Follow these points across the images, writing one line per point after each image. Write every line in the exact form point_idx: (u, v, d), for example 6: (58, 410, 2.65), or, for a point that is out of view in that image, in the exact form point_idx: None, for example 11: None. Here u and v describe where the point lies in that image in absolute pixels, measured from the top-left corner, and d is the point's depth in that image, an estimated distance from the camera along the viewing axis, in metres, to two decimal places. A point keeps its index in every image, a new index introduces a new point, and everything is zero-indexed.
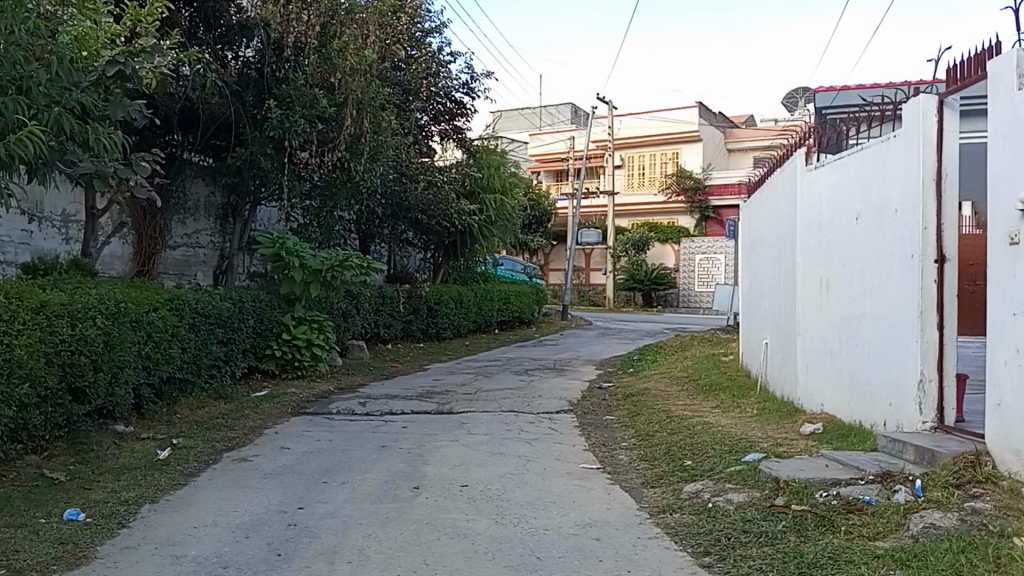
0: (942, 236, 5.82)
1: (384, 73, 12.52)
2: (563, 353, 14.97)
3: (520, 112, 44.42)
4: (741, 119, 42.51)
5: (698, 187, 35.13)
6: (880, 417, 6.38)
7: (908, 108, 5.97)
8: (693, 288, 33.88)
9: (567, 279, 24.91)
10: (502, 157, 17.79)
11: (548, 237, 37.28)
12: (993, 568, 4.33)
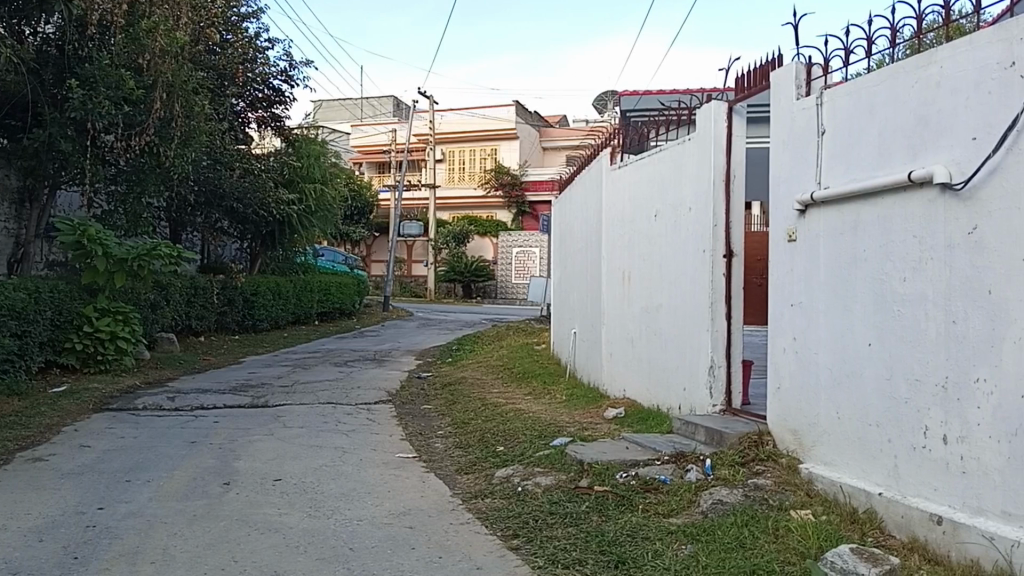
0: (730, 233, 6.20)
1: (197, 57, 12.16)
2: (385, 344, 15.05)
3: (342, 102, 43.94)
4: (556, 120, 44.83)
5: (515, 182, 36.18)
6: (676, 401, 6.78)
7: (701, 113, 6.32)
8: (510, 279, 34.18)
9: (387, 271, 25.18)
10: (322, 148, 17.76)
11: (372, 229, 37.10)
12: (771, 539, 4.61)
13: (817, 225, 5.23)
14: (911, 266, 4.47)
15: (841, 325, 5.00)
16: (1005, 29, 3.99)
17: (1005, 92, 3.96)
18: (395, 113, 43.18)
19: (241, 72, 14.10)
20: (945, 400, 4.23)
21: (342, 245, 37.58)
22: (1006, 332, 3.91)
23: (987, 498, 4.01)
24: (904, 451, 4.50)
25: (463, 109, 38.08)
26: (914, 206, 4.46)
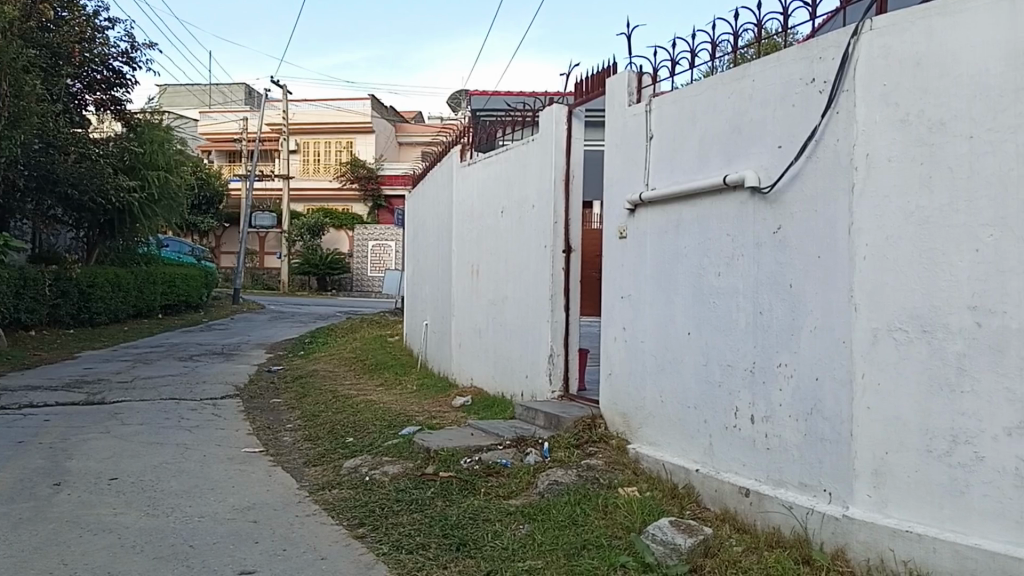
0: (569, 229, 6.54)
1: (28, 33, 11.38)
2: (234, 337, 14.67)
3: (190, 89, 42.17)
4: (412, 115, 45.03)
5: (371, 176, 36.04)
6: (519, 388, 7.08)
7: (544, 115, 6.63)
8: (365, 272, 34.04)
9: (238, 263, 24.49)
10: (165, 135, 17.46)
11: (222, 220, 35.77)
12: (601, 515, 4.85)
13: (646, 222, 5.57)
14: (724, 262, 4.83)
15: (665, 315, 5.35)
16: (806, 48, 4.31)
17: (805, 105, 4.30)
18: (248, 102, 41.86)
19: (77, 51, 13.32)
20: (753, 383, 4.59)
21: (193, 235, 35.97)
22: (804, 322, 4.28)
23: (787, 471, 4.38)
24: (718, 430, 4.86)
25: (321, 101, 37.55)
26: (728, 207, 4.81)
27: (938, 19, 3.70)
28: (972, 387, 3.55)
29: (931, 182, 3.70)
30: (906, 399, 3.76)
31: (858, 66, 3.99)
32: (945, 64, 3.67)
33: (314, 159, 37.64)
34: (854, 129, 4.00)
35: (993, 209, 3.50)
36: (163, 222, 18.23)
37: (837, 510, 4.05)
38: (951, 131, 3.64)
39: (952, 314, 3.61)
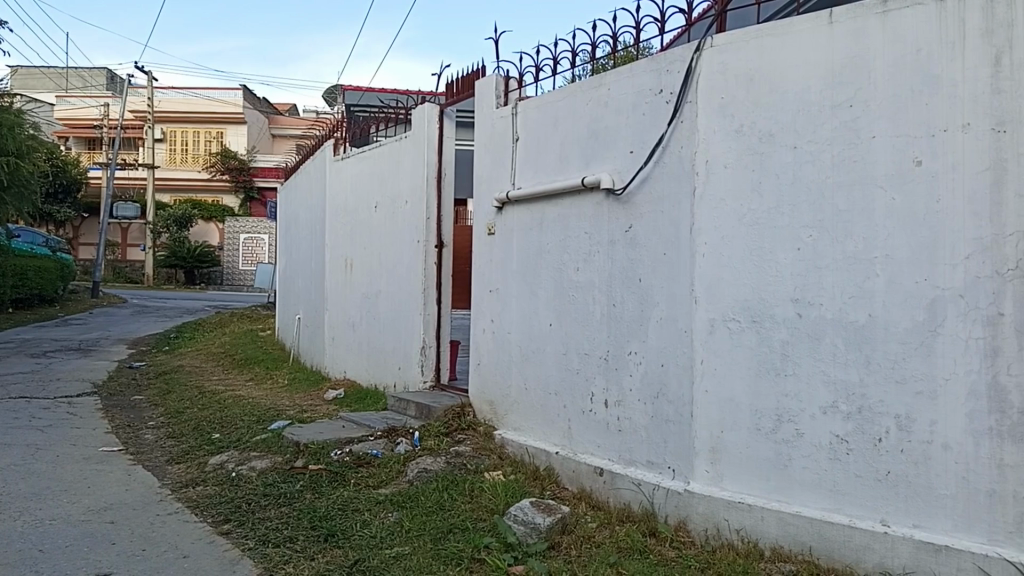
0: (441, 224, 6.72)
1: None
2: (93, 333, 14.00)
3: (43, 70, 39.54)
4: (287, 107, 44.04)
5: (241, 167, 34.88)
6: (392, 380, 7.20)
7: (416, 112, 6.78)
8: (238, 266, 32.98)
9: (98, 255, 23.25)
10: (16, 118, 16.47)
11: (80, 210, 33.74)
12: (466, 499, 4.98)
13: (512, 219, 5.82)
14: (582, 258, 5.11)
15: (530, 308, 5.61)
16: (655, 61, 4.59)
17: (654, 115, 4.58)
18: (109, 86, 39.65)
19: None
20: (607, 370, 4.89)
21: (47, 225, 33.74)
22: (651, 313, 4.58)
23: (637, 450, 4.68)
24: (576, 414, 5.15)
25: (190, 88, 36.08)
26: (587, 205, 5.09)
27: (769, 39, 4.01)
28: (794, 371, 3.90)
29: (761, 187, 4.02)
30: (739, 383, 4.10)
31: (700, 82, 4.28)
32: (774, 80, 3.99)
33: (182, 148, 36.08)
34: (695, 138, 4.30)
35: (812, 212, 3.84)
36: (14, 212, 17.13)
37: (679, 485, 4.36)
38: (778, 142, 3.97)
39: (777, 306, 3.96)
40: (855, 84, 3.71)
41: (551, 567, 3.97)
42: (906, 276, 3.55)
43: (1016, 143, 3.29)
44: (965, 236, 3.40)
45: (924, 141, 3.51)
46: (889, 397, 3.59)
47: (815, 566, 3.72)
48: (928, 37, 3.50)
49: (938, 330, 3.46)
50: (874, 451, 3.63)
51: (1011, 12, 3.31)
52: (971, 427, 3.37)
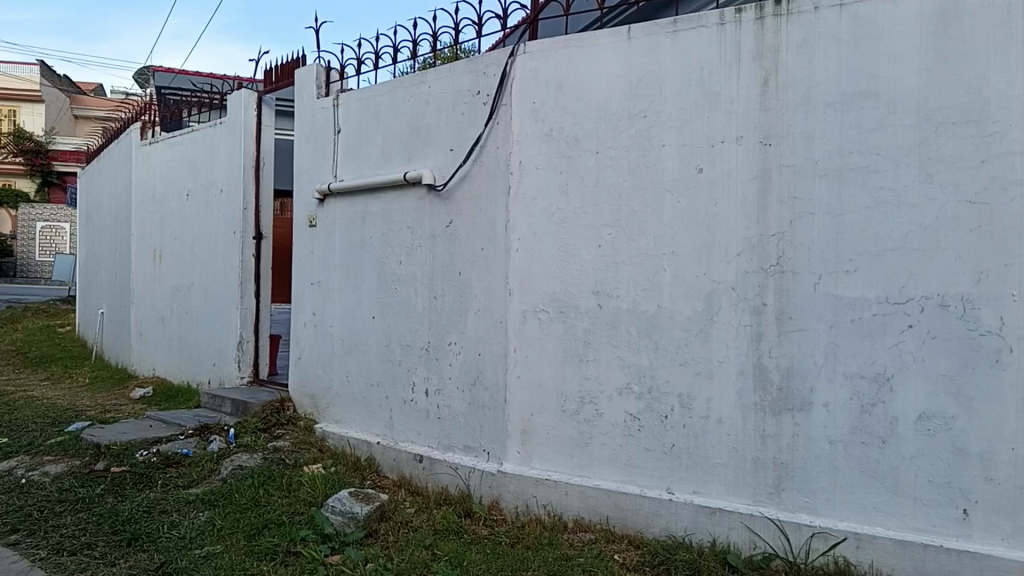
0: (259, 215, 6.59)
1: None
2: None
3: None
4: (92, 85, 40.91)
5: (37, 150, 31.72)
6: (206, 376, 6.97)
7: (232, 99, 6.61)
8: (32, 258, 30.14)
9: None
10: None
11: None
12: (284, 494, 4.89)
13: (333, 211, 5.83)
14: (404, 251, 5.22)
15: (350, 301, 5.65)
16: (473, 62, 4.79)
17: (471, 115, 4.78)
18: None
19: None
20: (427, 360, 5.04)
21: None
22: (468, 305, 4.77)
23: (454, 436, 4.86)
24: (397, 404, 5.26)
25: None
26: (407, 200, 5.21)
27: (576, 49, 4.32)
28: (595, 357, 4.24)
29: (568, 188, 4.33)
30: (548, 369, 4.39)
31: (513, 85, 4.52)
32: (579, 88, 4.30)
33: None
34: (509, 139, 4.53)
35: (611, 213, 4.19)
36: None
37: (493, 466, 4.59)
38: (582, 146, 4.29)
39: (581, 297, 4.28)
40: (649, 96, 4.09)
41: (367, 555, 4.03)
42: (690, 271, 3.97)
43: (778, 154, 3.76)
44: (737, 236, 3.85)
45: (705, 151, 3.94)
46: (674, 378, 4.01)
47: (611, 533, 4.10)
48: (710, 58, 3.93)
49: (714, 318, 3.90)
50: (661, 427, 4.05)
51: (776, 39, 3.77)
52: (740, 403, 3.84)
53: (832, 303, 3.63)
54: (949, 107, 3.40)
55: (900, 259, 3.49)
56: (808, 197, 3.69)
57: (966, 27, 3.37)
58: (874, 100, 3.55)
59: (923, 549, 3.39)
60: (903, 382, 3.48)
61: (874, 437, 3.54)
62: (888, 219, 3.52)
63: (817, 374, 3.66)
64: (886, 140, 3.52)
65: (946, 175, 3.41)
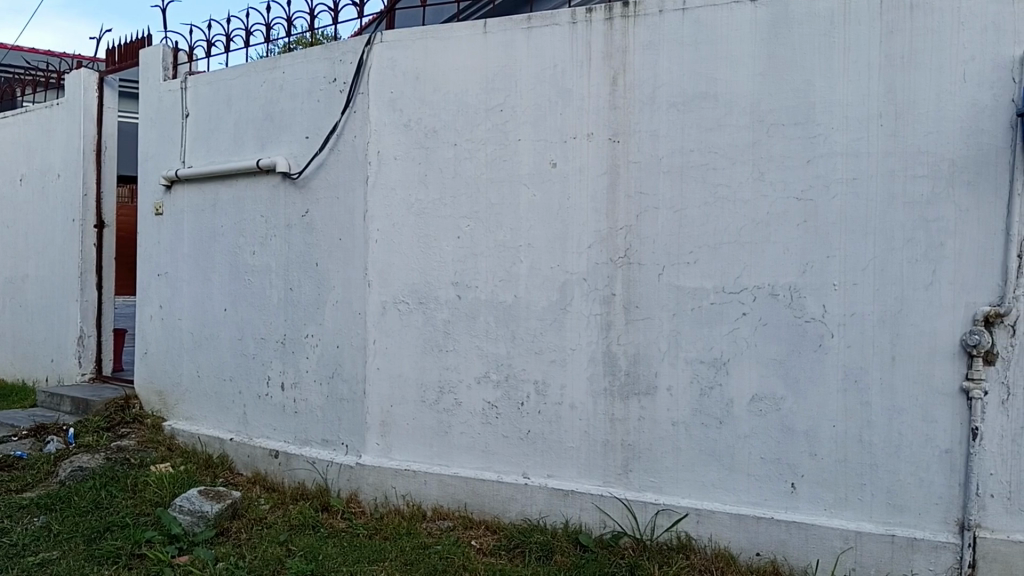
0: (101, 203, 6.23)
1: None
2: None
3: None
4: None
5: None
6: (43, 373, 6.52)
7: (70, 78, 6.22)
8: None
9: None
10: None
11: None
12: (129, 495, 4.66)
13: (182, 199, 5.59)
14: (258, 241, 5.08)
15: (201, 293, 5.44)
16: (329, 49, 4.70)
17: (328, 103, 4.71)
18: None
19: None
20: (282, 353, 4.93)
21: None
22: (325, 297, 4.69)
23: (311, 430, 4.78)
24: (252, 399, 5.11)
25: None
26: (261, 188, 5.06)
27: (432, 41, 4.33)
28: (453, 347, 4.29)
29: (427, 179, 4.34)
30: (407, 360, 4.40)
31: (371, 74, 4.48)
32: (437, 80, 4.32)
33: None
34: (366, 128, 4.49)
35: (469, 204, 4.24)
36: None
37: (351, 459, 4.56)
38: (441, 138, 4.31)
39: (440, 288, 4.31)
40: (505, 91, 4.17)
41: (217, 554, 3.92)
42: (544, 263, 4.08)
43: (626, 151, 3.92)
44: (588, 229, 3.99)
45: (559, 146, 4.05)
46: (529, 366, 4.12)
47: (469, 520, 4.18)
48: (562, 56, 4.05)
49: (567, 308, 4.04)
50: (517, 414, 4.15)
51: (624, 40, 3.93)
52: (591, 389, 4.00)
53: (674, 293, 3.83)
54: (778, 110, 3.66)
55: (736, 252, 3.73)
56: (653, 193, 3.87)
57: (794, 36, 3.63)
58: (713, 101, 3.77)
59: (756, 521, 3.67)
60: (738, 366, 3.73)
61: (712, 419, 3.77)
62: (726, 213, 3.75)
63: (661, 360, 3.86)
64: (724, 139, 3.75)
65: (775, 173, 3.66)
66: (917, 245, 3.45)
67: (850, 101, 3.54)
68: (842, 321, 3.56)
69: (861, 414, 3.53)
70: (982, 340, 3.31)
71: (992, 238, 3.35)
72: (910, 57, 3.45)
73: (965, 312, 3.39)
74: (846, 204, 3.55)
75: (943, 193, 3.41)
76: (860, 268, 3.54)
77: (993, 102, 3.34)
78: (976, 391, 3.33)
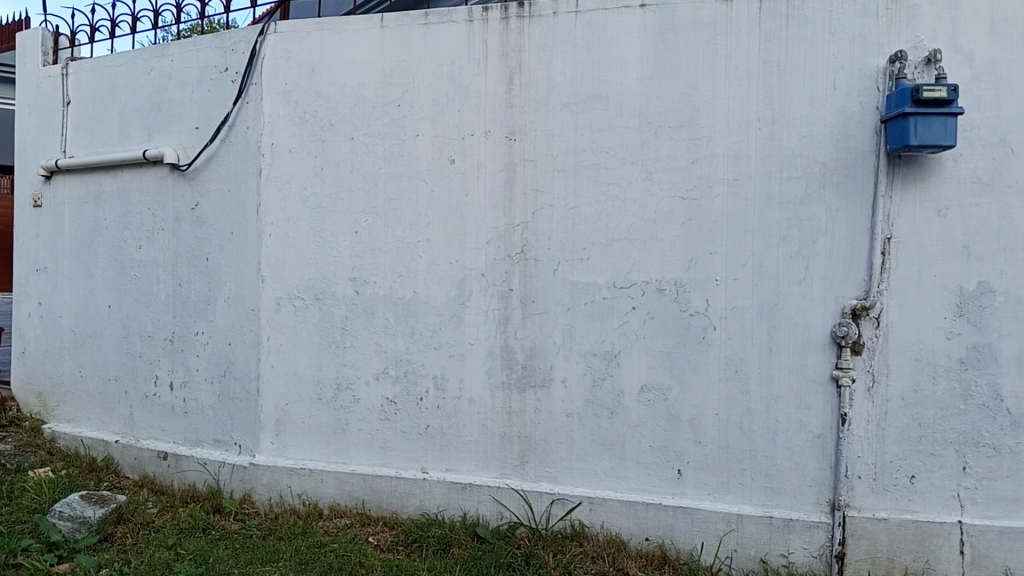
0: None
1: None
2: None
3: None
4: None
5: None
6: None
7: None
8: None
9: None
10: None
11: None
12: (4, 502, 4.40)
13: (63, 191, 5.32)
14: (145, 235, 4.89)
15: (84, 289, 5.19)
16: (221, 38, 4.58)
17: (219, 93, 4.58)
18: None
19: None
20: (172, 351, 4.76)
21: None
22: (217, 293, 4.57)
23: (202, 431, 4.64)
24: (139, 399, 4.92)
25: None
26: (148, 180, 4.88)
27: (328, 33, 4.29)
28: (351, 343, 4.26)
29: (323, 173, 4.30)
30: (303, 357, 4.34)
31: (264, 65, 4.39)
32: (333, 73, 4.28)
33: None
34: (259, 120, 4.40)
35: (367, 199, 4.23)
36: None
37: (244, 459, 4.46)
38: (337, 132, 4.28)
39: (337, 283, 4.28)
40: (402, 86, 4.18)
41: (101, 561, 3.77)
42: (442, 258, 4.12)
43: (523, 148, 4.01)
44: (486, 225, 4.05)
45: (457, 142, 4.10)
46: (428, 361, 4.14)
47: (366, 517, 4.17)
48: (459, 53, 4.09)
49: (466, 303, 4.08)
50: (416, 409, 4.17)
51: (520, 39, 4.01)
52: (488, 383, 4.06)
53: (569, 288, 3.94)
54: (666, 112, 3.82)
55: (626, 248, 3.87)
56: (548, 190, 3.97)
57: (680, 42, 3.80)
58: (605, 102, 3.90)
59: (646, 507, 3.82)
60: (629, 359, 3.87)
61: (604, 409, 3.90)
62: (617, 211, 3.88)
63: (557, 353, 3.96)
64: (615, 139, 3.88)
65: (663, 173, 3.83)
66: (792, 242, 3.68)
67: (732, 105, 3.74)
68: (723, 314, 3.76)
69: (742, 403, 3.74)
70: (850, 331, 3.56)
71: (859, 236, 3.61)
72: (786, 65, 3.68)
73: (834, 305, 3.64)
74: (728, 203, 3.75)
75: (815, 194, 3.65)
76: (741, 264, 3.74)
77: (859, 109, 3.61)
78: (844, 379, 3.58)
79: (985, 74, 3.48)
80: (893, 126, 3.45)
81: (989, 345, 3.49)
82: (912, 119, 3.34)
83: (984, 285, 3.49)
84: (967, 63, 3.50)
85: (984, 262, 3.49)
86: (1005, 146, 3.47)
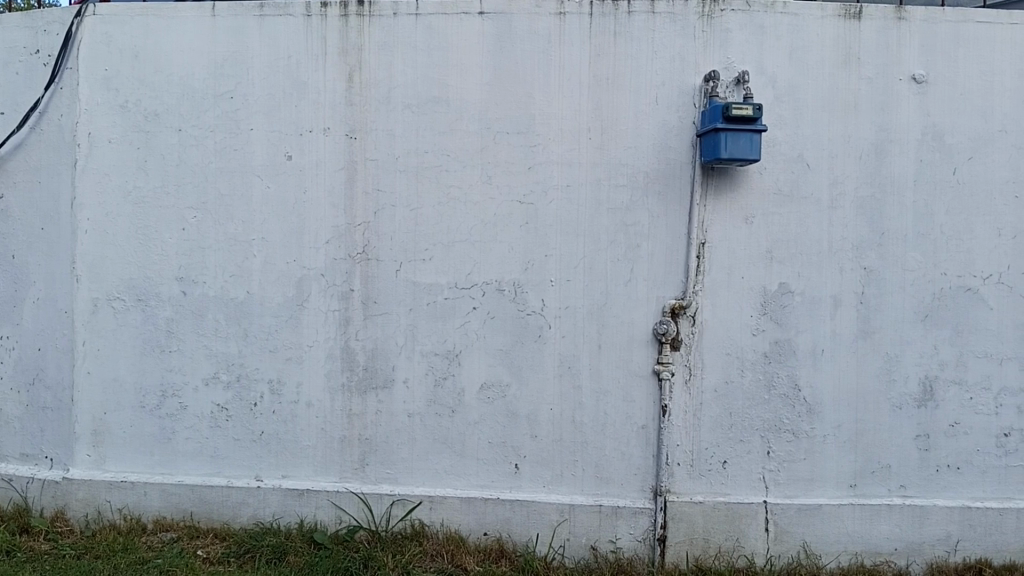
0: None
1: None
2: None
3: None
4: None
5: None
6: None
7: None
8: None
9: None
10: None
11: None
12: None
13: None
14: None
15: None
16: (30, 16, 4.20)
17: (28, 75, 4.19)
18: None
19: None
20: None
21: None
22: (24, 293, 4.17)
23: (6, 445, 4.22)
24: None
25: None
26: None
27: (154, 18, 4.05)
28: (177, 347, 4.05)
29: (146, 166, 4.05)
30: (123, 361, 4.07)
31: (81, 48, 4.08)
32: (159, 62, 4.05)
33: None
34: (75, 107, 4.08)
35: (196, 195, 4.04)
36: None
37: (57, 474, 4.11)
38: (162, 123, 4.05)
39: (162, 283, 4.05)
40: (235, 78, 4.03)
41: None
42: (278, 258, 4.01)
43: (363, 148, 3.99)
44: (325, 224, 4.00)
45: (294, 139, 4.01)
46: (263, 364, 4.01)
47: (195, 529, 3.98)
48: (296, 47, 4.00)
49: (304, 304, 4.00)
50: (250, 414, 4.03)
51: (359, 37, 3.98)
52: (328, 385, 4.00)
53: (410, 288, 3.97)
54: (504, 117, 3.94)
55: (467, 249, 3.96)
56: (389, 190, 3.98)
57: (518, 51, 3.93)
58: (445, 105, 3.96)
59: (484, 503, 3.92)
60: (468, 358, 3.95)
61: (444, 408, 3.96)
62: (458, 213, 3.96)
63: (398, 354, 3.97)
64: (456, 142, 3.96)
65: (501, 177, 3.94)
66: (620, 245, 3.92)
67: (566, 114, 3.93)
68: (557, 314, 3.93)
69: (574, 398, 3.93)
70: (669, 329, 3.84)
71: (678, 240, 3.91)
72: (615, 78, 3.91)
73: (656, 305, 3.91)
74: (562, 207, 3.93)
75: (640, 201, 3.91)
76: (573, 266, 3.93)
77: (678, 122, 3.91)
78: (665, 374, 3.86)
79: (786, 96, 3.88)
80: (706, 140, 3.77)
81: (788, 340, 3.89)
82: (723, 134, 3.65)
83: (784, 286, 3.88)
84: (770, 85, 3.88)
85: (784, 266, 3.88)
86: (802, 161, 3.88)
